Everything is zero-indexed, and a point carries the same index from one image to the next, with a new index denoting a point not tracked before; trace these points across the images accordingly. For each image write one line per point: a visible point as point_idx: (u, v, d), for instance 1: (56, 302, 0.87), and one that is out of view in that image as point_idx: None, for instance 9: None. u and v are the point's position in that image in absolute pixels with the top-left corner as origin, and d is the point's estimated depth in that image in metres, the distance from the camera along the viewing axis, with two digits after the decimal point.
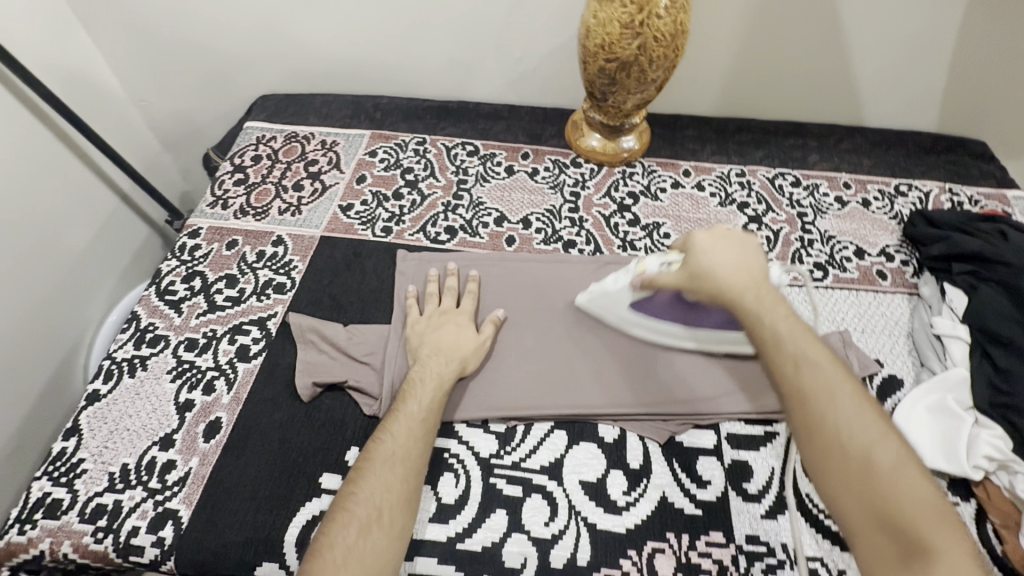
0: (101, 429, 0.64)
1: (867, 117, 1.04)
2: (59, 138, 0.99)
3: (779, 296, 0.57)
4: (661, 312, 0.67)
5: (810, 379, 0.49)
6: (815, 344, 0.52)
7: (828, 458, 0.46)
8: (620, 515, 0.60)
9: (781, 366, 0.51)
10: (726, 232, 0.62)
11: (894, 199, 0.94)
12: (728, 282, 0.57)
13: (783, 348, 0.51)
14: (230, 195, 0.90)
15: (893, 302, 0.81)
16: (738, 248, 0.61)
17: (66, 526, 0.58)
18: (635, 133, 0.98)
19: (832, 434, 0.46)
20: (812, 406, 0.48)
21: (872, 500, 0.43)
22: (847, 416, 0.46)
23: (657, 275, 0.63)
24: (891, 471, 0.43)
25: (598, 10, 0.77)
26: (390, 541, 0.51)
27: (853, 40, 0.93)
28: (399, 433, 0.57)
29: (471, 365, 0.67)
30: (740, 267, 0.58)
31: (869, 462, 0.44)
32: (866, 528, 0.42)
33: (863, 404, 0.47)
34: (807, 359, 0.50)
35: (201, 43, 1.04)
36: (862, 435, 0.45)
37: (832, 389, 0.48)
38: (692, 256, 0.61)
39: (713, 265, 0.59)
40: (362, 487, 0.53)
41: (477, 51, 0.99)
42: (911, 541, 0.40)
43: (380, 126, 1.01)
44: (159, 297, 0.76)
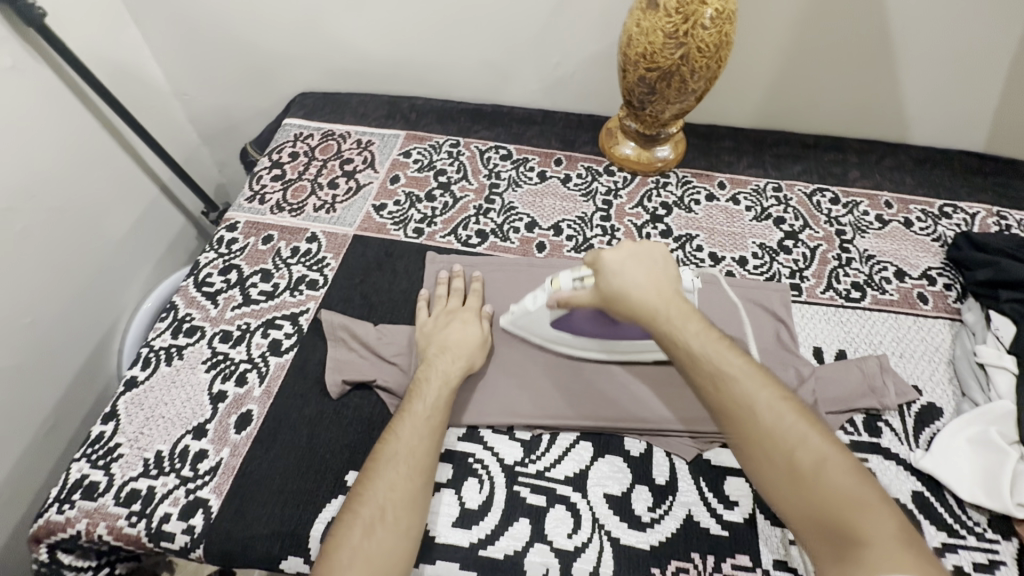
0: (138, 415, 0.66)
1: (910, 134, 1.01)
2: (108, 131, 1.02)
3: (691, 308, 0.58)
4: (580, 328, 0.67)
5: (732, 395, 0.51)
6: (732, 353, 0.54)
7: (762, 470, 0.49)
8: (644, 531, 0.59)
9: (703, 383, 0.53)
10: (632, 246, 0.61)
11: (938, 220, 0.91)
12: (642, 304, 0.57)
13: (704, 367, 0.53)
14: (267, 190, 0.91)
15: (934, 328, 0.78)
16: (645, 262, 0.60)
17: (101, 509, 0.60)
18: (671, 143, 0.97)
19: (761, 445, 0.49)
20: (737, 421, 0.50)
21: (807, 503, 0.45)
22: (771, 424, 0.49)
23: (571, 294, 0.62)
24: (820, 472, 0.46)
25: (642, 18, 0.76)
26: (396, 539, 0.51)
27: (901, 57, 0.91)
28: (406, 434, 0.57)
29: (478, 362, 0.67)
30: (648, 284, 0.58)
31: (797, 464, 0.47)
32: (811, 531, 0.45)
33: (785, 408, 0.50)
34: (727, 374, 0.52)
35: (245, 42, 1.06)
36: (785, 436, 0.48)
37: (750, 398, 0.51)
38: (603, 277, 0.60)
39: (623, 285, 0.58)
40: (367, 488, 0.53)
41: (515, 56, 0.99)
42: (848, 535, 0.43)
43: (414, 127, 1.02)
44: (197, 288, 0.78)
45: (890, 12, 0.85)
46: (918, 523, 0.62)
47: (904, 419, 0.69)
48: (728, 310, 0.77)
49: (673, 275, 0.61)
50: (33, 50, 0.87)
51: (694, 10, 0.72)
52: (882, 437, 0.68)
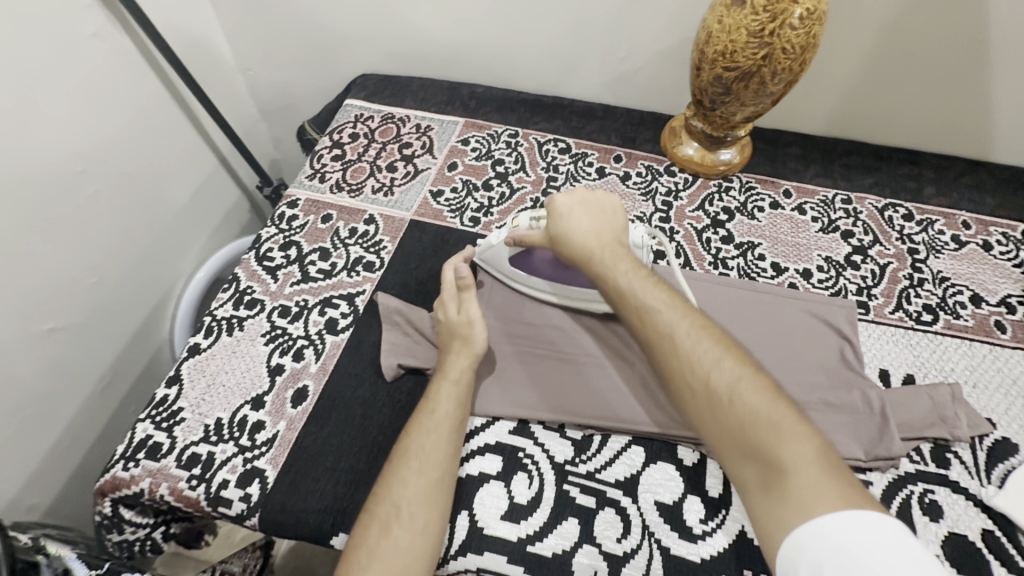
0: (200, 381, 0.68)
1: (995, 152, 0.95)
2: (177, 102, 1.05)
3: (625, 251, 0.66)
4: (537, 269, 0.73)
5: (656, 326, 0.58)
6: (659, 292, 0.60)
7: (687, 399, 0.53)
8: (696, 543, 0.58)
9: (633, 318, 0.60)
10: (583, 196, 0.70)
11: (1020, 244, 0.86)
12: (580, 243, 0.66)
13: (633, 303, 0.60)
14: (327, 169, 0.92)
15: (1012, 359, 0.74)
16: (591, 210, 0.69)
17: (164, 470, 0.61)
18: (736, 147, 0.93)
19: (683, 374, 0.54)
20: (662, 350, 0.56)
21: (726, 426, 0.49)
22: (692, 354, 0.54)
23: (525, 231, 0.70)
24: (735, 395, 0.50)
25: (724, 15, 0.73)
26: (412, 537, 0.52)
27: (996, 68, 0.85)
28: (421, 434, 0.58)
29: (477, 343, 0.64)
30: (590, 228, 0.67)
31: (712, 389, 0.51)
32: (734, 453, 0.49)
33: (703, 338, 0.55)
34: (651, 309, 0.59)
35: (313, 19, 1.07)
36: (704, 364, 0.53)
37: (673, 331, 0.56)
38: (554, 218, 0.69)
39: (569, 226, 0.67)
40: (383, 488, 0.55)
41: (582, 48, 0.97)
42: (763, 456, 0.46)
43: (473, 115, 1.01)
44: (258, 262, 0.79)
45: (992, 19, 0.80)
46: (987, 563, 0.59)
47: (975, 453, 0.66)
48: (792, 327, 0.75)
49: (619, 226, 0.69)
50: (113, 17, 0.89)
51: (783, 8, 0.69)
52: (951, 469, 0.65)
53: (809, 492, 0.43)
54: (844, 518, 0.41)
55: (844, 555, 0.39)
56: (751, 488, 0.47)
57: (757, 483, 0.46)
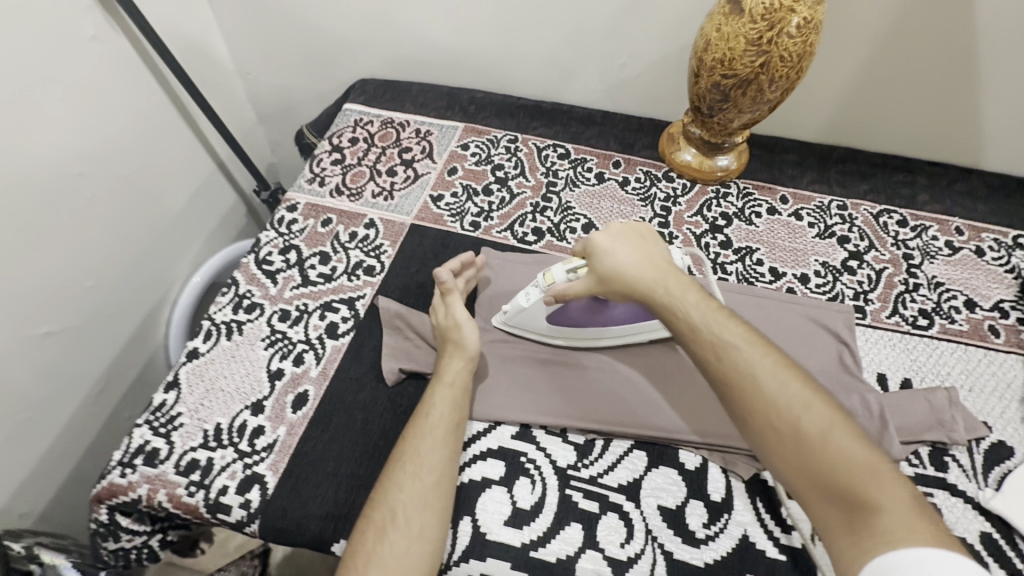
0: (198, 386, 0.67)
1: (986, 159, 0.97)
2: (175, 105, 1.05)
3: (686, 277, 0.61)
4: (578, 320, 0.68)
5: (735, 363, 0.52)
6: (731, 322, 0.56)
7: (769, 441, 0.49)
8: (699, 548, 0.58)
9: (701, 349, 0.55)
10: (619, 228, 0.66)
11: (1012, 250, 0.87)
12: (635, 277, 0.62)
13: (703, 335, 0.55)
14: (327, 173, 0.92)
15: (1006, 363, 0.75)
16: (635, 240, 0.65)
17: (162, 476, 0.61)
18: (733, 153, 0.94)
19: (766, 414, 0.49)
20: (738, 386, 0.51)
21: (815, 470, 0.46)
22: (777, 394, 0.50)
23: (566, 285, 0.65)
24: (828, 439, 0.46)
25: (723, 23, 0.74)
26: (409, 543, 0.52)
27: (987, 77, 0.87)
28: (417, 437, 0.58)
29: (471, 346, 0.64)
30: (641, 259, 0.63)
31: (800, 431, 0.47)
32: (822, 496, 0.45)
33: (787, 375, 0.51)
34: (727, 342, 0.54)
35: (312, 23, 1.07)
36: (790, 403, 0.49)
37: (753, 366, 0.51)
38: (596, 260, 0.64)
39: (618, 265, 0.62)
40: (382, 492, 0.55)
41: (582, 55, 0.98)
42: (855, 501, 0.43)
43: (473, 120, 1.01)
44: (258, 266, 0.79)
45: (983, 30, 0.82)
46: (986, 566, 0.59)
47: (972, 456, 0.66)
48: (789, 331, 0.75)
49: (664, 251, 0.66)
50: (112, 18, 0.88)
51: (781, 17, 0.70)
52: (949, 473, 0.65)
53: (908, 533, 0.40)
54: (948, 563, 0.38)
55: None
56: (837, 533, 0.44)
57: (846, 527, 0.43)
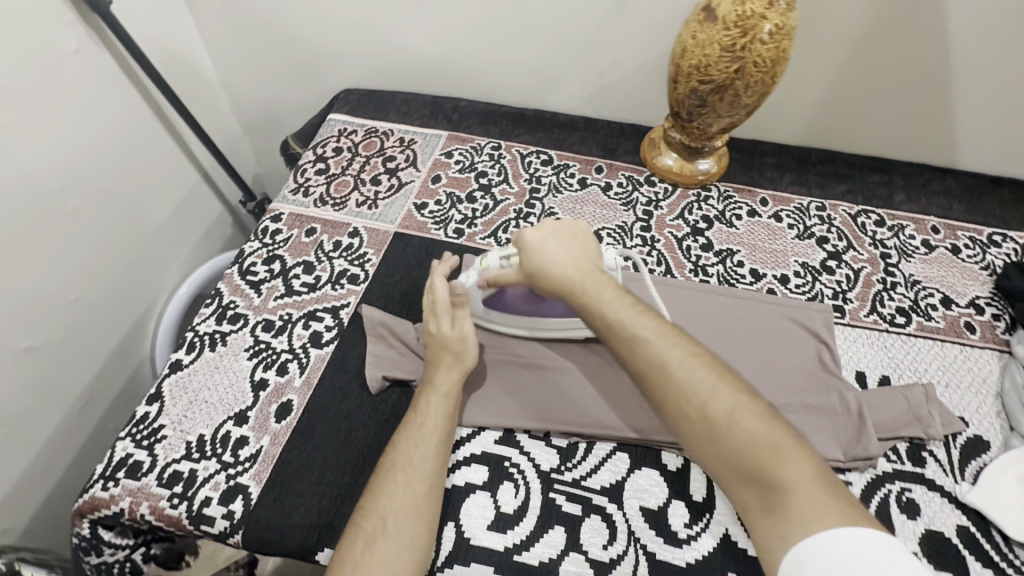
0: (181, 398, 0.67)
1: (961, 159, 0.99)
2: (159, 118, 1.05)
3: (604, 274, 0.64)
4: (511, 306, 0.70)
5: (652, 358, 0.55)
6: (643, 316, 0.59)
7: (685, 430, 0.52)
8: (681, 548, 0.58)
9: (623, 349, 0.58)
10: (550, 224, 0.67)
11: (987, 248, 0.89)
12: (561, 276, 0.63)
13: (620, 332, 0.59)
14: (311, 183, 0.92)
15: (982, 359, 0.76)
16: (562, 236, 0.66)
17: (144, 488, 0.60)
18: (713, 157, 0.96)
19: (680, 405, 0.53)
20: (656, 382, 0.55)
21: (727, 455, 0.49)
22: (686, 384, 0.53)
23: (497, 273, 0.66)
24: (734, 424, 0.50)
25: (698, 30, 0.76)
26: (398, 552, 0.52)
27: (958, 78, 0.89)
28: (406, 446, 0.58)
29: (468, 361, 0.64)
30: (568, 258, 0.64)
31: (710, 418, 0.51)
32: (736, 478, 0.49)
33: (696, 366, 0.54)
34: (643, 338, 0.57)
35: (296, 35, 1.08)
36: (700, 393, 0.52)
37: (667, 361, 0.55)
38: (527, 254, 0.65)
39: (543, 261, 0.64)
40: (371, 500, 0.55)
41: (564, 63, 0.99)
42: (764, 480, 0.47)
43: (457, 128, 1.02)
44: (241, 277, 0.79)
45: (952, 33, 0.84)
46: (963, 560, 0.60)
47: (949, 451, 0.68)
48: (770, 331, 0.77)
49: (594, 249, 0.67)
50: (94, 33, 0.89)
51: (754, 24, 0.72)
52: (927, 468, 0.66)
53: (808, 507, 0.44)
54: (847, 532, 0.41)
55: (843, 570, 0.39)
56: (754, 512, 0.47)
57: (760, 507, 0.47)
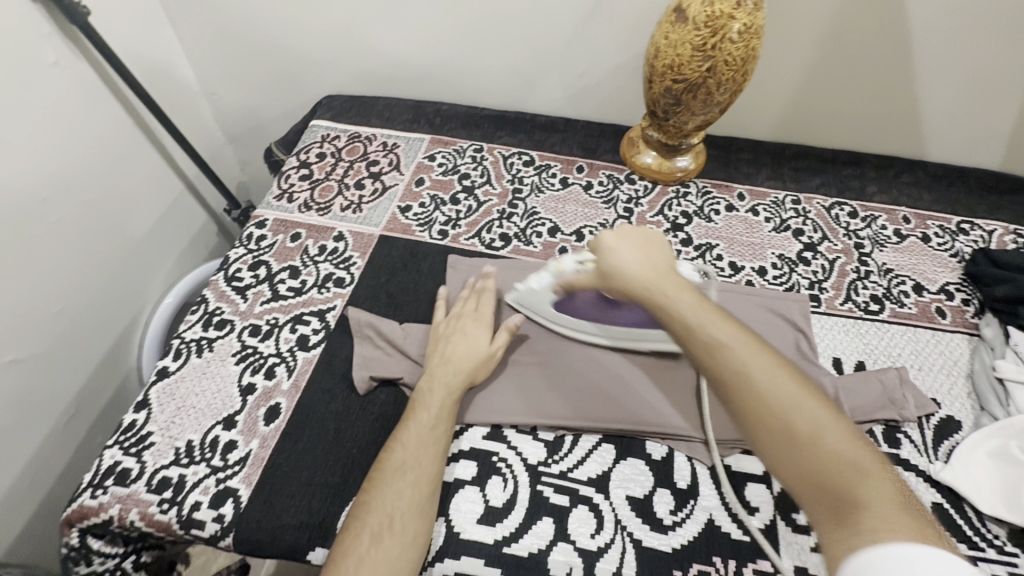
0: (169, 404, 0.67)
1: (928, 150, 1.03)
2: (141, 128, 1.05)
3: (683, 280, 0.61)
4: (583, 311, 0.73)
5: (730, 358, 0.51)
6: (725, 322, 0.54)
7: (757, 433, 0.47)
8: (667, 534, 0.60)
9: (696, 347, 0.53)
10: (628, 230, 0.68)
11: (955, 236, 0.92)
12: (633, 276, 0.62)
13: (697, 334, 0.54)
14: (295, 189, 0.93)
15: (952, 342, 0.79)
16: (639, 242, 0.66)
17: (133, 495, 0.61)
18: (691, 154, 0.98)
19: (756, 409, 0.47)
20: (731, 381, 0.50)
21: (805, 464, 0.43)
22: (767, 390, 0.48)
23: (573, 275, 0.71)
24: (818, 437, 0.44)
25: (670, 31, 0.78)
26: (403, 547, 0.53)
27: (923, 71, 0.92)
28: (410, 442, 0.59)
29: (479, 378, 0.67)
30: (642, 260, 0.64)
31: (790, 425, 0.45)
32: (808, 490, 0.43)
33: (781, 373, 0.49)
34: (721, 337, 0.52)
35: (277, 43, 1.09)
36: (782, 399, 0.47)
37: (747, 362, 0.50)
38: (601, 255, 0.67)
39: (619, 263, 0.64)
40: (374, 496, 0.56)
41: (542, 66, 1.01)
42: (842, 494, 0.41)
43: (439, 131, 1.04)
44: (227, 283, 0.79)
45: (914, 29, 0.87)
46: None
47: (923, 432, 0.70)
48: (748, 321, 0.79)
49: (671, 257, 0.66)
50: (74, 45, 0.89)
51: (723, 24, 0.74)
52: (902, 449, 0.68)
53: (890, 524, 0.37)
54: (932, 554, 0.34)
55: None
56: (824, 524, 0.40)
57: (833, 520, 0.40)
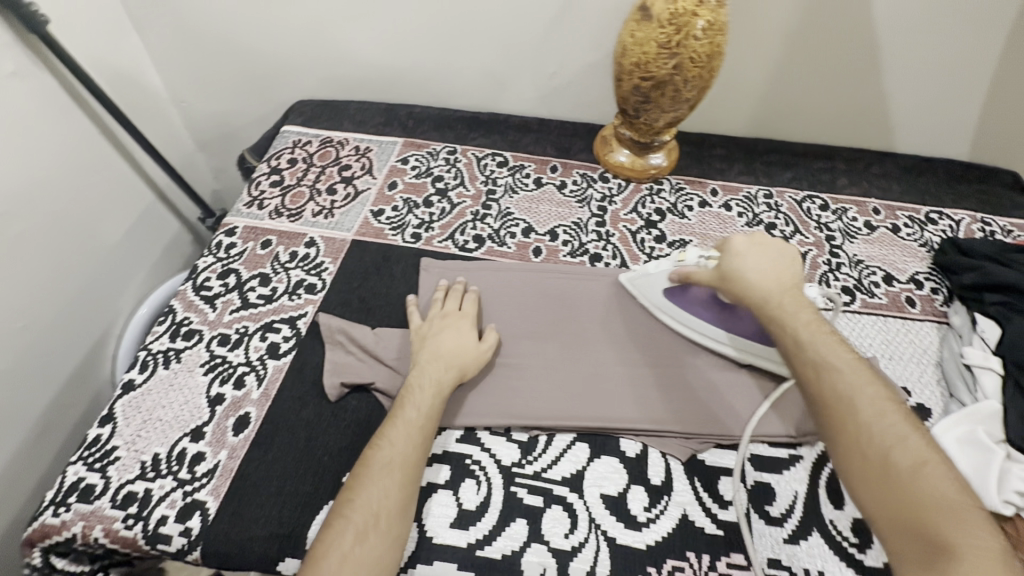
0: (135, 418, 0.66)
1: (897, 142, 1.05)
2: (108, 138, 1.03)
3: (807, 303, 0.62)
4: (695, 308, 0.72)
5: (834, 384, 0.53)
6: (842, 349, 0.56)
7: (850, 455, 0.49)
8: (641, 531, 0.60)
9: (806, 368, 0.56)
10: (762, 241, 0.68)
11: (925, 226, 0.93)
12: (758, 286, 0.64)
13: (807, 354, 0.56)
14: (266, 196, 0.92)
15: (922, 331, 0.80)
16: (772, 253, 0.67)
17: (97, 512, 0.59)
18: (664, 150, 0.98)
19: (854, 434, 0.50)
20: (833, 406, 0.52)
21: (895, 498, 0.46)
22: (871, 419, 0.50)
23: (694, 268, 0.72)
24: (918, 474, 0.46)
25: (636, 29, 0.78)
26: (387, 545, 0.52)
27: (888, 64, 0.94)
28: (397, 440, 0.58)
29: (472, 372, 0.67)
30: (771, 273, 0.65)
31: (886, 457, 0.48)
32: (893, 523, 0.45)
33: (889, 409, 0.50)
34: (830, 364, 0.54)
35: (246, 48, 1.08)
36: (885, 432, 0.49)
37: (852, 391, 0.52)
38: (727, 258, 0.68)
39: (744, 270, 0.65)
40: (359, 493, 0.54)
41: (513, 66, 1.01)
42: (931, 535, 0.43)
43: (412, 134, 1.03)
44: (195, 292, 0.78)
45: (877, 23, 0.89)
46: None
47: None
48: None
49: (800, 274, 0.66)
50: (34, 55, 0.88)
51: (687, 22, 0.74)
52: None
53: None
54: None
55: None
56: (906, 561, 0.43)
57: (916, 556, 0.43)
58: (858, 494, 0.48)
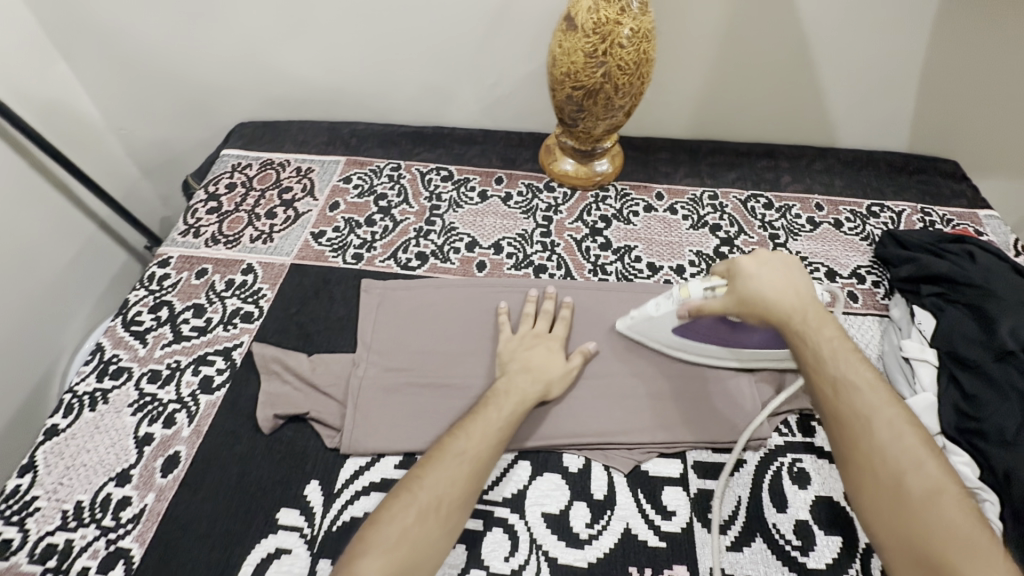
0: (57, 465, 0.63)
1: (838, 138, 1.06)
2: (38, 170, 1.00)
3: (828, 317, 0.60)
4: (704, 333, 0.68)
5: (852, 403, 0.53)
6: (863, 367, 0.55)
7: (864, 480, 0.50)
8: (582, 548, 0.59)
9: (823, 385, 0.55)
10: (768, 256, 0.64)
11: (867, 219, 0.94)
12: (776, 305, 0.60)
13: (827, 370, 0.55)
14: (202, 224, 0.90)
15: (864, 324, 0.80)
16: (783, 269, 0.63)
17: (14, 568, 0.57)
18: (608, 156, 0.98)
19: (867, 454, 0.50)
20: (849, 426, 0.52)
21: (906, 525, 0.47)
22: (887, 442, 0.50)
23: (702, 302, 0.64)
24: (929, 502, 0.47)
25: (563, 39, 0.78)
26: (441, 531, 0.52)
27: (821, 62, 0.95)
28: (478, 433, 0.59)
29: (556, 391, 0.67)
30: (784, 291, 0.61)
31: (900, 484, 0.48)
32: (901, 551, 0.46)
33: (907, 434, 0.50)
34: (848, 382, 0.54)
35: (182, 75, 1.06)
36: (900, 457, 0.49)
37: (870, 413, 0.52)
38: (739, 284, 0.62)
39: (760, 292, 0.61)
40: (428, 474, 0.55)
41: (453, 80, 1.01)
42: (940, 567, 0.44)
43: (355, 153, 1.02)
44: (125, 328, 0.76)
45: (804, 22, 0.90)
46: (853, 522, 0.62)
47: None
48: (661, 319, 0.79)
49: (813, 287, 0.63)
50: None
51: (611, 30, 0.74)
52: (816, 437, 0.67)
53: None
54: None
55: None
56: None
57: None
58: (869, 518, 0.49)
